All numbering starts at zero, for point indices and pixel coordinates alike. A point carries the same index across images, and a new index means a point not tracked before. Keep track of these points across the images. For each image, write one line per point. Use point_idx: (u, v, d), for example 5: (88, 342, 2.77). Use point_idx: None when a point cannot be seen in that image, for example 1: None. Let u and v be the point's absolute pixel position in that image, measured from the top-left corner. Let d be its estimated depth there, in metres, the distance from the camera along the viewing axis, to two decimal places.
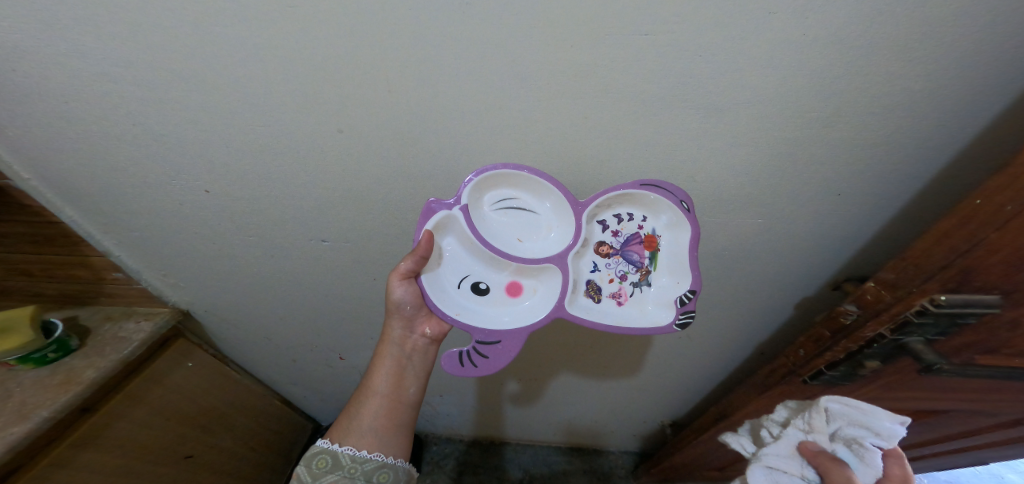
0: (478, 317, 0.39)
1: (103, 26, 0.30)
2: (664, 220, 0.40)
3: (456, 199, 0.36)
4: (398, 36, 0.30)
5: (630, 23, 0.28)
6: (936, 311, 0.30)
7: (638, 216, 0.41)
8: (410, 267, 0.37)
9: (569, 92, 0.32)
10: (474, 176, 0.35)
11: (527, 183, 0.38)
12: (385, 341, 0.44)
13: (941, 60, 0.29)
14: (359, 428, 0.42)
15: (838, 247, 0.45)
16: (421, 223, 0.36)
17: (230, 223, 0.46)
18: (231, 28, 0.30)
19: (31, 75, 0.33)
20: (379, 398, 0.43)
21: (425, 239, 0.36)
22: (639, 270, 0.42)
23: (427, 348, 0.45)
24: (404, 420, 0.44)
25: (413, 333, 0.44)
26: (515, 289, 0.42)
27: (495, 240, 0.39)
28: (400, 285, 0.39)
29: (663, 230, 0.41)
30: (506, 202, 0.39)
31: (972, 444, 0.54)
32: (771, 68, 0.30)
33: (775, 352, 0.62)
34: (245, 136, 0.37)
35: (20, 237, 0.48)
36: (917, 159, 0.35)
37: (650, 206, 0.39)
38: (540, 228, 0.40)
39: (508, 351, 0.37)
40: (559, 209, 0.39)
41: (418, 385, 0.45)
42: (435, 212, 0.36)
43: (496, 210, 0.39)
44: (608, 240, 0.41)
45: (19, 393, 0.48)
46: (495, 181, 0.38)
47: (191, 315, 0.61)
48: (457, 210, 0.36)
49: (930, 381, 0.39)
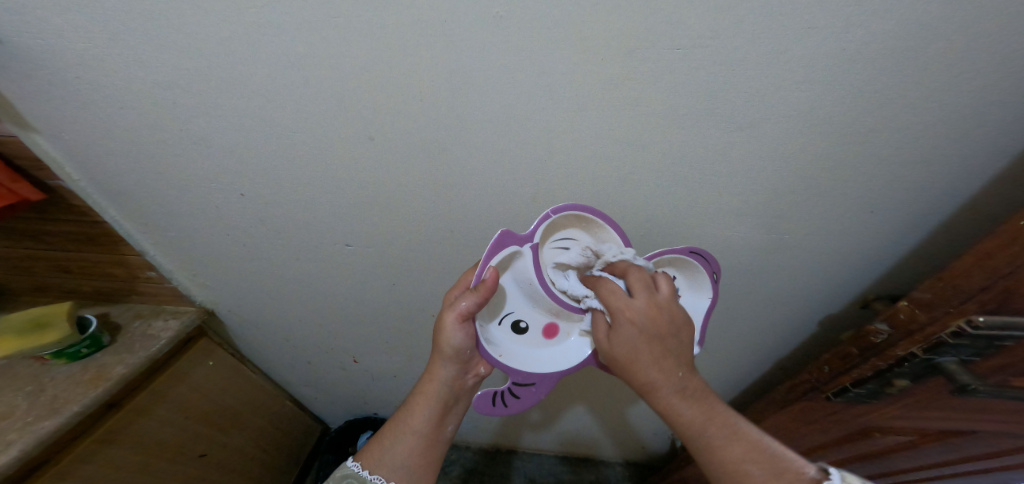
0: (517, 357, 0.40)
1: (163, 34, 0.31)
2: (688, 280, 0.42)
3: (529, 235, 0.36)
4: (443, 49, 0.30)
5: (673, 37, 0.28)
6: (973, 332, 0.30)
7: (669, 275, 0.42)
8: (471, 307, 0.36)
9: (605, 105, 0.33)
10: (552, 212, 0.36)
11: (593, 229, 0.39)
12: (433, 379, 0.44)
13: (975, 81, 0.29)
14: (392, 462, 0.43)
15: (864, 264, 0.44)
16: (489, 257, 0.36)
17: (261, 227, 0.47)
18: (283, 38, 0.31)
19: (91, 80, 0.34)
20: (416, 437, 0.44)
21: (490, 278, 0.35)
22: None
23: (473, 386, 0.46)
24: (437, 457, 0.45)
25: (465, 374, 0.45)
26: (551, 331, 0.41)
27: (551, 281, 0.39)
28: (458, 328, 0.39)
29: (683, 291, 0.43)
30: (565, 243, 0.39)
31: (991, 466, 0.52)
32: (807, 86, 0.30)
33: (793, 367, 0.61)
34: (284, 142, 0.38)
35: (63, 236, 0.49)
36: (950, 176, 0.36)
37: (682, 267, 0.41)
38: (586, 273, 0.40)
39: (537, 394, 0.40)
40: None
41: (455, 421, 0.47)
42: (503, 245, 0.35)
43: (553, 249, 0.39)
44: None
45: (50, 389, 0.49)
46: (562, 221, 0.38)
47: (216, 315, 0.62)
48: (528, 247, 0.36)
49: (956, 400, 0.38)
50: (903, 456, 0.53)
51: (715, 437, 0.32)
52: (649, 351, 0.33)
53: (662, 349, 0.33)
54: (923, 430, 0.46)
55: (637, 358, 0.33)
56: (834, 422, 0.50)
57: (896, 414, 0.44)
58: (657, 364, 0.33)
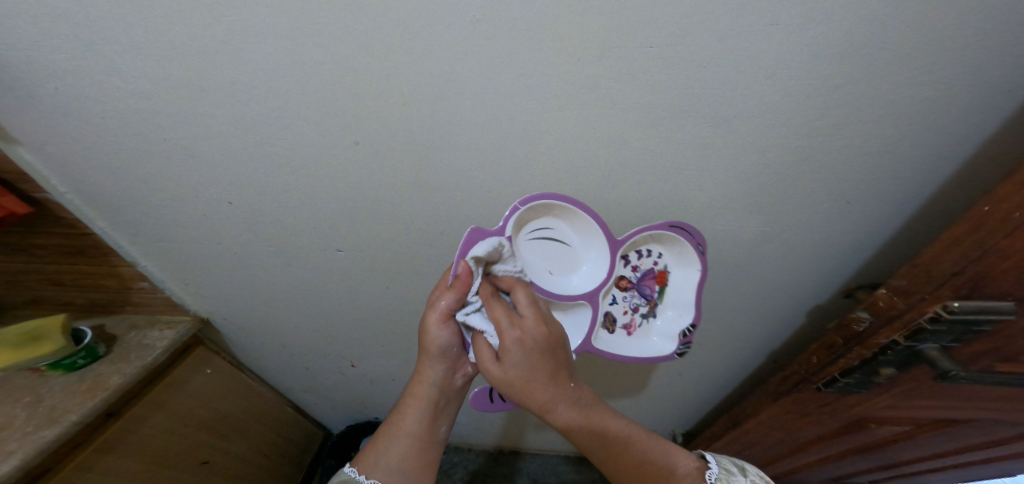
0: None
1: (139, 45, 0.31)
2: (674, 257, 0.46)
3: (502, 229, 0.36)
4: (414, 53, 0.31)
5: (637, 35, 0.29)
6: (949, 317, 0.30)
7: (655, 254, 0.46)
8: (451, 304, 0.38)
9: (577, 103, 0.33)
10: (522, 205, 0.36)
11: (568, 215, 0.40)
12: (423, 381, 0.45)
13: (944, 69, 0.29)
14: (388, 464, 0.43)
15: (850, 254, 0.44)
16: (462, 253, 0.35)
17: (250, 234, 0.48)
18: (256, 46, 0.31)
19: (73, 93, 0.35)
20: (410, 438, 0.44)
21: (465, 273, 0.35)
22: (648, 303, 0.49)
23: (462, 386, 0.47)
24: (432, 459, 0.45)
25: (453, 374, 0.45)
26: None
27: (532, 271, 0.40)
28: (442, 327, 0.40)
29: (673, 267, 0.46)
30: (542, 231, 0.41)
31: (999, 454, 0.50)
32: (777, 79, 0.30)
33: (788, 360, 0.61)
34: (265, 149, 0.38)
35: (55, 248, 0.50)
36: (928, 164, 0.36)
37: (668, 245, 0.45)
38: (569, 260, 0.43)
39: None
40: (593, 243, 0.42)
41: (448, 422, 0.47)
42: (477, 242, 0.35)
43: (532, 239, 0.40)
44: (628, 274, 0.46)
45: (48, 399, 0.50)
46: (536, 211, 0.39)
47: (211, 323, 0.63)
48: (503, 241, 0.36)
49: (946, 388, 0.38)
50: (901, 447, 0.52)
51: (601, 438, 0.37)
52: (541, 368, 0.35)
53: (555, 364, 0.36)
54: (917, 420, 0.46)
55: (530, 376, 0.35)
56: (828, 414, 0.50)
57: (888, 404, 0.44)
58: (548, 379, 0.35)
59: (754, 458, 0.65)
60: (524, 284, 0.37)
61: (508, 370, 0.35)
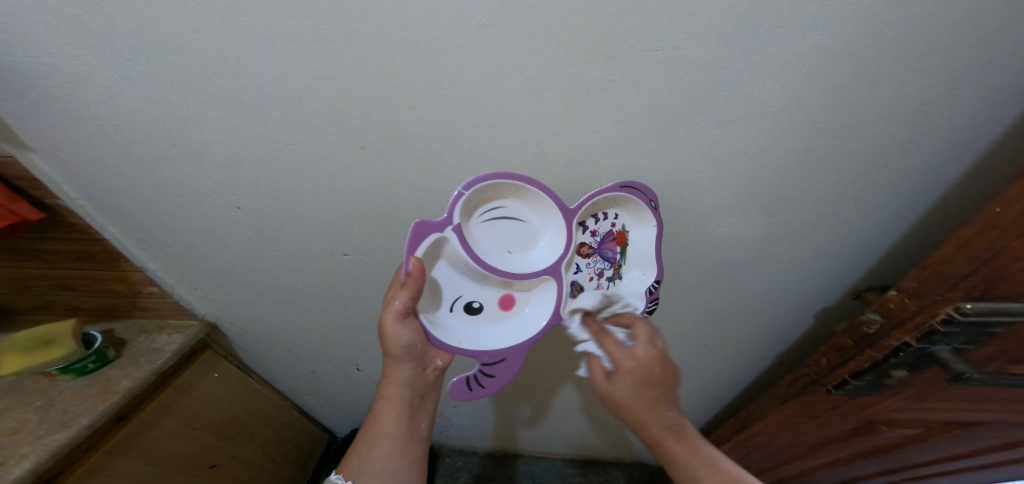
0: (478, 338, 0.39)
1: (149, 53, 0.32)
2: (631, 215, 0.40)
3: (449, 218, 0.33)
4: (419, 59, 0.31)
5: (642, 39, 0.29)
6: (962, 319, 0.30)
7: (612, 215, 0.41)
8: (406, 304, 0.35)
9: (581, 107, 0.33)
10: (465, 189, 0.33)
11: (517, 191, 0.36)
12: (393, 382, 0.43)
13: (949, 70, 0.29)
14: (372, 469, 0.44)
15: (858, 255, 0.44)
16: (411, 250, 0.33)
17: (256, 238, 0.48)
18: (263, 53, 0.31)
19: (85, 100, 0.35)
20: (389, 440, 0.44)
21: (416, 268, 0.33)
22: (613, 266, 0.42)
23: (436, 381, 0.46)
24: (418, 454, 0.46)
25: (424, 370, 0.44)
26: (508, 302, 0.41)
27: (487, 256, 0.37)
28: (401, 326, 0.38)
29: (632, 227, 0.41)
30: (493, 212, 0.37)
31: (992, 461, 0.50)
32: (782, 81, 0.30)
33: (796, 362, 0.60)
34: (272, 155, 0.39)
35: (65, 254, 0.51)
36: (936, 165, 0.35)
37: (624, 204, 0.39)
38: (525, 237, 0.39)
39: (511, 368, 0.39)
40: (547, 214, 0.38)
41: (428, 418, 0.47)
42: (425, 235, 0.33)
43: (483, 222, 0.37)
44: (587, 240, 0.41)
45: (59, 402, 0.51)
46: (482, 192, 0.35)
47: (218, 327, 0.63)
48: (451, 230, 0.34)
49: (960, 390, 0.38)
50: (911, 450, 0.52)
51: (696, 468, 0.38)
52: (644, 397, 0.40)
53: (658, 395, 0.40)
54: (929, 423, 0.45)
55: (632, 402, 0.40)
56: (839, 416, 0.49)
57: (900, 406, 0.44)
58: (651, 407, 0.39)
59: (762, 461, 0.65)
60: (643, 321, 0.42)
61: (613, 389, 0.41)
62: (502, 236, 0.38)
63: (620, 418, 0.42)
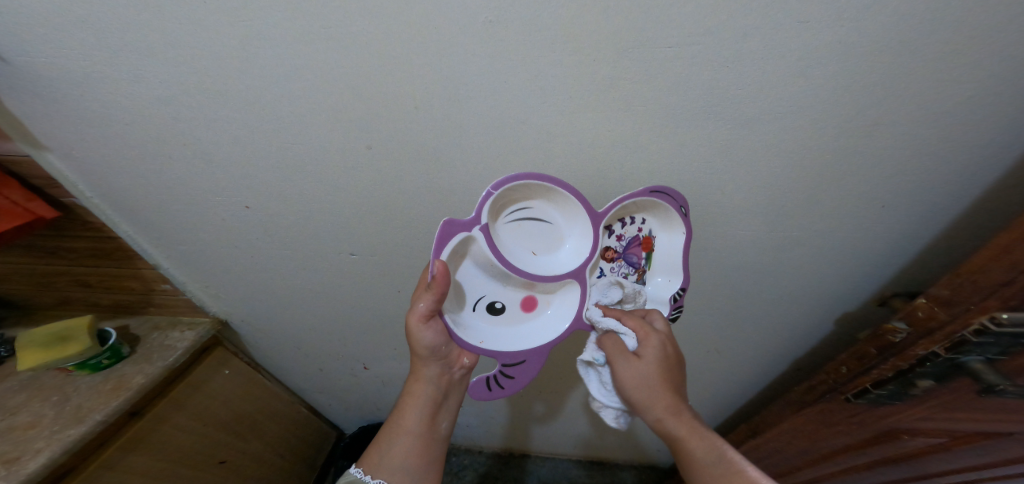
0: (500, 340, 0.39)
1: (158, 52, 0.32)
2: (660, 221, 0.40)
3: (477, 218, 0.33)
4: (429, 57, 0.31)
5: (659, 38, 0.28)
6: (997, 331, 0.29)
7: (639, 220, 0.40)
8: (430, 307, 0.35)
9: (593, 106, 0.32)
10: (494, 189, 0.33)
11: (546, 192, 0.36)
12: (419, 379, 0.44)
13: (982, 68, 0.28)
14: (390, 465, 0.43)
15: (879, 259, 0.43)
16: (438, 251, 0.33)
17: (265, 236, 0.48)
18: (272, 52, 0.31)
19: (97, 99, 0.35)
20: (410, 436, 0.44)
21: (442, 271, 0.33)
22: (637, 271, 0.42)
23: (462, 379, 0.46)
24: (437, 454, 0.45)
25: (450, 368, 0.44)
26: (530, 304, 0.40)
27: (514, 257, 0.36)
28: (426, 327, 0.38)
29: (659, 231, 0.41)
30: (520, 212, 0.36)
31: None
32: (804, 79, 0.29)
33: (813, 368, 0.59)
34: (281, 153, 0.39)
35: (82, 251, 0.51)
36: (963, 167, 0.34)
37: (652, 209, 0.39)
38: (552, 238, 0.38)
39: (530, 370, 0.39)
40: (578, 220, 0.37)
41: (449, 418, 0.46)
42: (453, 235, 0.32)
43: (510, 222, 0.36)
44: (612, 245, 0.40)
45: (75, 398, 0.51)
46: (512, 191, 0.35)
47: (229, 324, 0.64)
48: (479, 230, 0.33)
49: (989, 402, 0.36)
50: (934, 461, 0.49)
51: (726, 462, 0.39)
52: (670, 374, 0.40)
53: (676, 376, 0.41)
54: (954, 433, 0.44)
55: (663, 378, 0.40)
56: (857, 425, 0.48)
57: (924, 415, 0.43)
58: (672, 386, 0.40)
59: None
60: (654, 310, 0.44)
61: (644, 367, 0.39)
62: (531, 237, 0.37)
63: (644, 404, 0.40)
